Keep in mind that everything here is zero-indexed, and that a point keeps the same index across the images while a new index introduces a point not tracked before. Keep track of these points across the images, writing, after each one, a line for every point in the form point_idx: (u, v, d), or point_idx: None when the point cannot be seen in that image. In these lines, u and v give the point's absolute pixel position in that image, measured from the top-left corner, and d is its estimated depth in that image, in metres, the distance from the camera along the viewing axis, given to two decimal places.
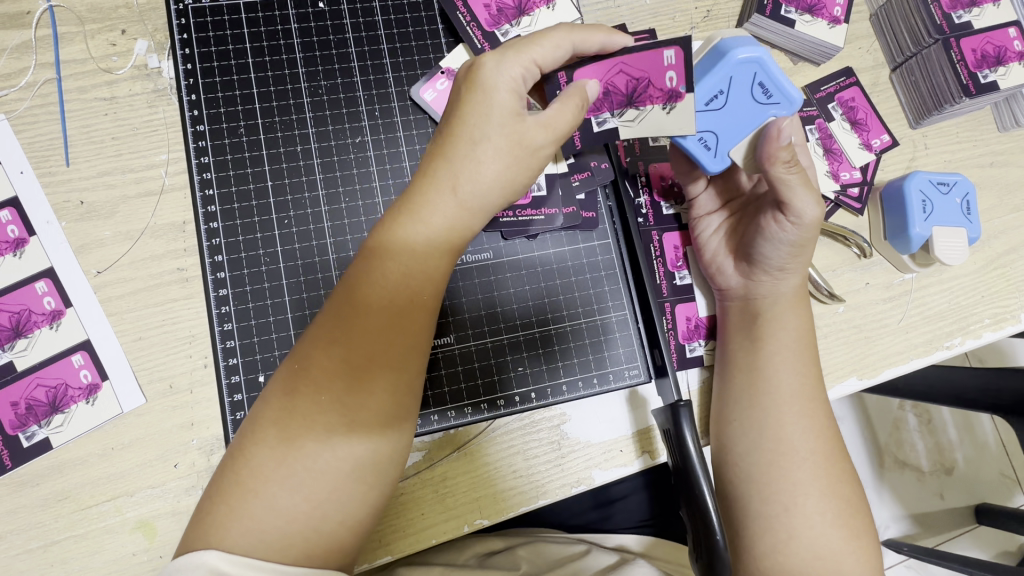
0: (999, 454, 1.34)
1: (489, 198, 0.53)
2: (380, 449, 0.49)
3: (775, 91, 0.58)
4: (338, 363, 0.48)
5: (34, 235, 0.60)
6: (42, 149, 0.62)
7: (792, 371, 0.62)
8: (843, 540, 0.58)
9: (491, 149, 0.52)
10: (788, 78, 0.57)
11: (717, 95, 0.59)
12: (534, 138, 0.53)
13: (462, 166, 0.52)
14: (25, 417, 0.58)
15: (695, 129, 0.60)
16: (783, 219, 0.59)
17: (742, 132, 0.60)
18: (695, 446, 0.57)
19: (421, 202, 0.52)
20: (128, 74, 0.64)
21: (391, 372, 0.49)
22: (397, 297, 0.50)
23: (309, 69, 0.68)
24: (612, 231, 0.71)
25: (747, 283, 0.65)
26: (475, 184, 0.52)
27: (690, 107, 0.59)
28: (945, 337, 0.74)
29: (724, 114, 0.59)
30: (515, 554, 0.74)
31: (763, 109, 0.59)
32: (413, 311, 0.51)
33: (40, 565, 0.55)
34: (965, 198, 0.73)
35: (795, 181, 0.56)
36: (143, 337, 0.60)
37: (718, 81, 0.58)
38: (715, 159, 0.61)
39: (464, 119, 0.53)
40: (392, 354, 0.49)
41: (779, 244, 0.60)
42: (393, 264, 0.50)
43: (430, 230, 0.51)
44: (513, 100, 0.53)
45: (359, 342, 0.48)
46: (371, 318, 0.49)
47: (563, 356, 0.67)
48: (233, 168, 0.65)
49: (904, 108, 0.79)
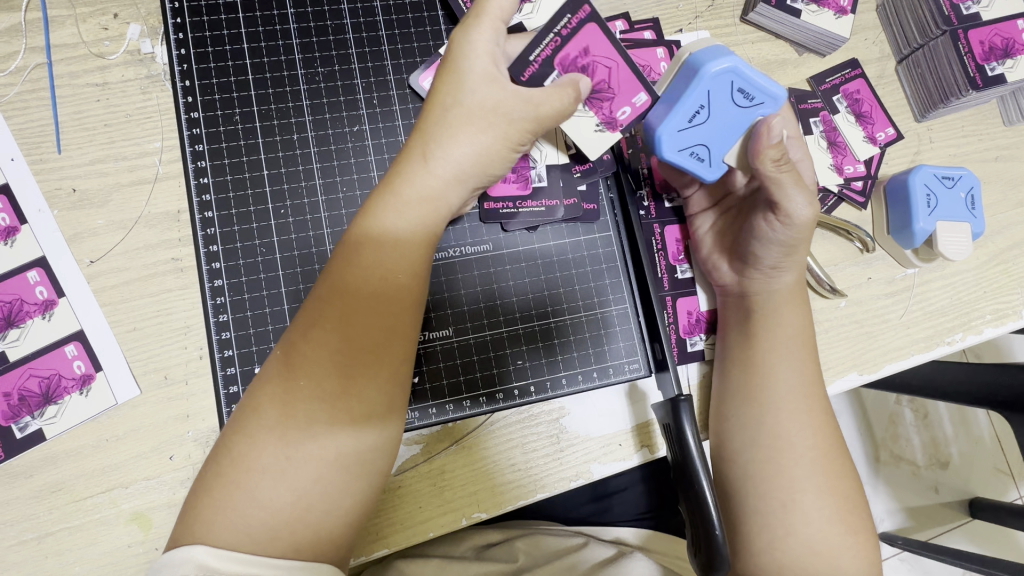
0: (993, 449, 1.35)
1: (463, 165, 0.52)
2: (359, 432, 0.48)
3: (756, 92, 0.57)
4: (316, 348, 0.48)
5: (26, 223, 0.59)
6: (33, 135, 0.60)
7: (793, 367, 0.62)
8: (840, 536, 0.57)
9: (462, 116, 0.52)
10: (765, 76, 0.56)
11: (700, 110, 0.58)
12: (509, 108, 0.53)
13: (437, 136, 0.52)
14: (18, 408, 0.57)
15: (684, 147, 0.60)
16: (773, 219, 0.58)
17: (733, 135, 0.59)
18: (695, 439, 0.57)
19: (394, 180, 0.52)
20: (121, 59, 0.63)
21: (370, 353, 0.48)
22: (372, 275, 0.49)
23: (306, 56, 0.67)
24: (613, 223, 0.70)
25: (740, 279, 0.64)
26: (447, 155, 0.52)
27: (673, 128, 0.59)
28: (947, 332, 0.73)
29: (710, 126, 0.59)
30: (513, 547, 0.74)
31: (747, 112, 0.58)
32: (392, 290, 0.50)
33: (36, 557, 0.54)
34: (969, 193, 0.72)
35: (786, 179, 0.55)
36: (137, 328, 0.59)
37: (697, 96, 0.57)
38: (712, 169, 0.61)
39: (437, 93, 0.54)
40: (370, 334, 0.48)
41: (771, 244, 0.59)
42: (371, 244, 0.50)
43: (405, 208, 0.51)
44: (489, 65, 0.53)
45: (335, 322, 0.48)
46: (349, 303, 0.49)
47: (563, 350, 0.67)
48: (228, 156, 0.64)
49: (909, 100, 0.78)
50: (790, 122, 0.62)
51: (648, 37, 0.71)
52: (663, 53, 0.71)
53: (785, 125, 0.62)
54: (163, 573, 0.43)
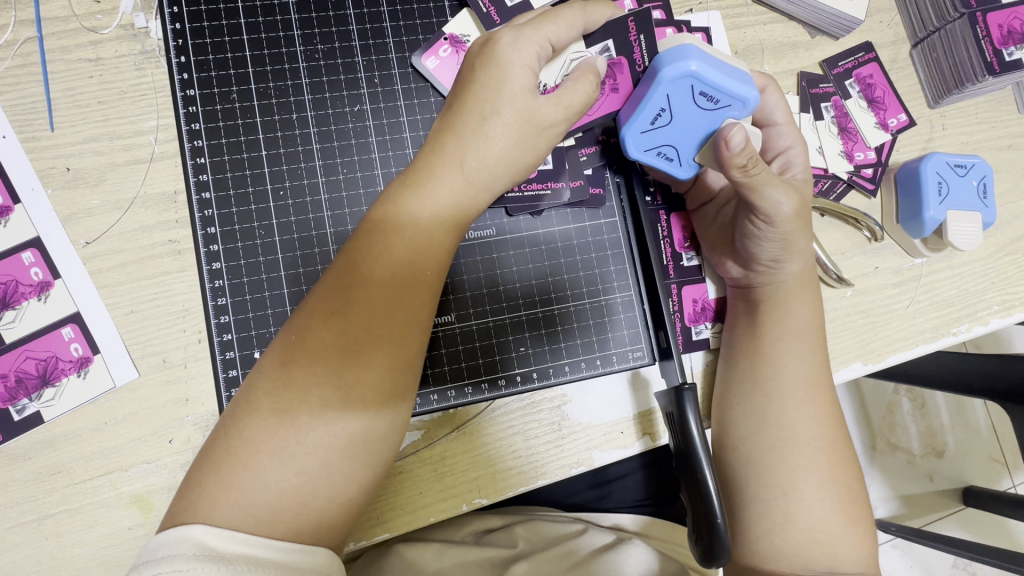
0: (989, 439, 1.35)
1: (495, 175, 0.52)
2: (373, 427, 0.47)
3: (720, 95, 0.56)
4: (335, 336, 0.47)
5: (19, 203, 0.58)
6: (24, 112, 0.59)
7: (798, 359, 0.61)
8: (840, 525, 0.58)
9: (500, 125, 0.51)
10: (728, 79, 0.55)
11: (661, 113, 0.58)
12: (545, 116, 0.52)
13: (473, 141, 0.51)
14: (15, 390, 0.56)
15: (650, 147, 0.60)
16: (758, 219, 0.58)
17: (697, 136, 0.59)
18: (697, 427, 0.57)
19: (426, 176, 0.50)
20: (114, 34, 0.61)
21: (391, 349, 0.48)
22: (397, 271, 0.49)
23: (305, 32, 0.65)
24: (619, 208, 0.69)
25: (740, 273, 0.64)
26: (483, 161, 0.51)
27: (636, 130, 0.59)
28: (953, 323, 0.73)
29: (673, 128, 0.59)
30: (512, 532, 0.75)
31: (713, 115, 0.57)
32: (417, 287, 0.49)
33: (35, 539, 0.54)
34: (982, 181, 0.71)
35: (761, 181, 0.54)
36: (135, 310, 0.59)
37: (657, 101, 0.58)
38: (683, 168, 0.61)
39: (477, 92, 0.52)
40: (392, 330, 0.48)
41: (762, 242, 0.59)
42: (398, 239, 0.49)
43: (437, 206, 0.50)
44: (528, 78, 0.52)
45: (358, 316, 0.47)
46: (373, 295, 0.48)
47: (567, 337, 0.66)
48: (225, 135, 0.62)
49: (924, 86, 0.76)
50: (778, 106, 0.62)
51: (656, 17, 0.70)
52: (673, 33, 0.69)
53: (774, 109, 0.62)
54: (159, 553, 0.41)
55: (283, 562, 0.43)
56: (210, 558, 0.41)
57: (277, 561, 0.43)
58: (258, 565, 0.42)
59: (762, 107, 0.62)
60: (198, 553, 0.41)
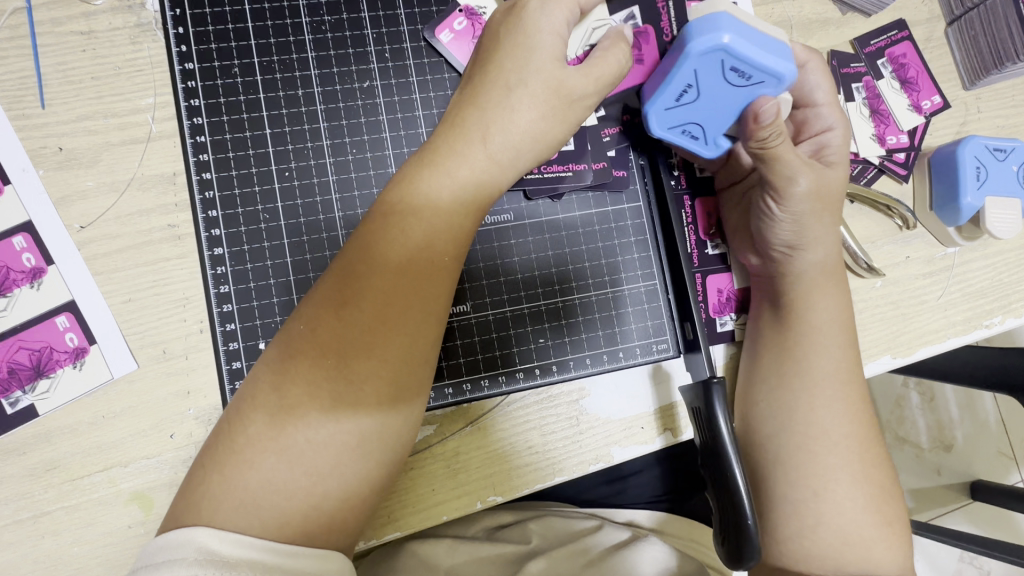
0: (997, 433, 1.33)
1: (518, 153, 0.49)
2: (386, 423, 0.45)
3: (752, 72, 0.52)
4: (348, 326, 0.44)
5: (9, 184, 0.55)
6: (13, 88, 0.55)
7: (831, 352, 0.58)
8: (874, 526, 0.55)
9: (526, 96, 0.48)
10: (762, 53, 0.51)
11: (687, 90, 0.56)
12: (574, 86, 0.49)
13: (497, 115, 0.48)
14: (8, 382, 0.54)
15: (673, 125, 0.58)
16: (775, 196, 0.56)
17: (726, 113, 0.56)
18: (727, 422, 0.54)
19: (447, 152, 0.48)
20: (107, 5, 0.57)
21: (407, 339, 0.45)
22: (414, 256, 0.46)
23: (310, 3, 0.61)
24: (642, 193, 0.66)
25: (760, 260, 0.61)
26: (507, 136, 0.48)
27: (660, 108, 0.57)
28: (985, 315, 0.70)
29: (699, 105, 0.56)
30: (526, 529, 0.72)
31: (743, 91, 0.54)
32: (435, 273, 0.46)
33: (31, 537, 0.52)
34: (1022, 166, 0.67)
35: (781, 153, 0.53)
36: (133, 299, 0.56)
37: (683, 77, 0.55)
38: (708, 146, 0.59)
39: (503, 63, 0.49)
40: (408, 318, 0.45)
41: (779, 224, 0.57)
42: (415, 220, 0.46)
43: (456, 185, 0.47)
44: (557, 47, 0.50)
45: (373, 303, 0.44)
46: (389, 281, 0.45)
47: (587, 328, 0.63)
48: (227, 112, 0.59)
49: (959, 67, 0.72)
50: (819, 85, 0.59)
51: None
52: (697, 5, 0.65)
53: (815, 88, 0.59)
54: (159, 557, 0.39)
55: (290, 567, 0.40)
56: (212, 563, 0.38)
57: (285, 567, 0.40)
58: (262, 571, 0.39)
59: (803, 84, 0.59)
60: (200, 558, 0.38)
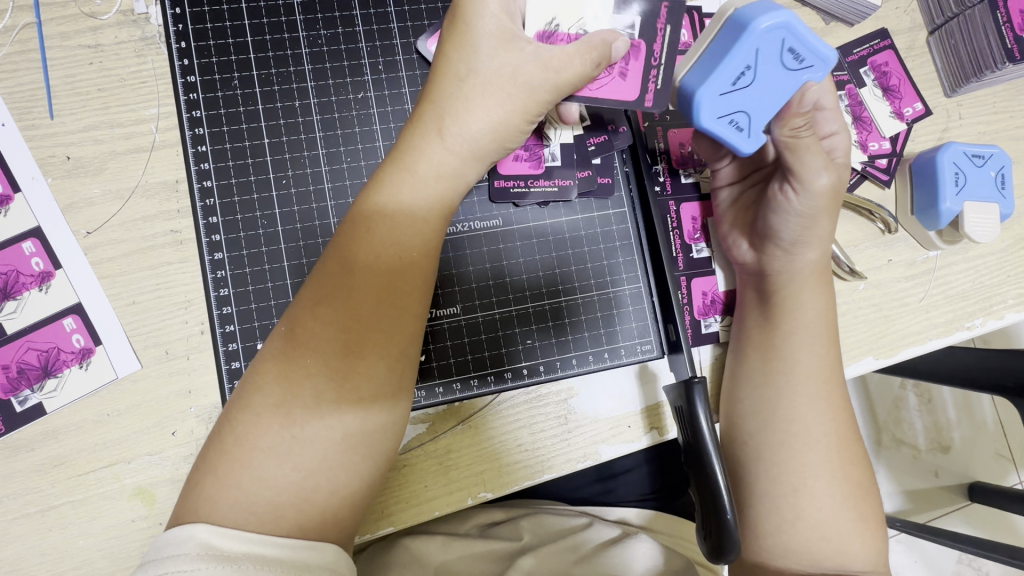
0: (996, 434, 1.34)
1: (480, 142, 0.51)
2: (370, 418, 0.47)
3: (807, 54, 0.53)
4: (325, 326, 0.46)
5: (19, 191, 0.57)
6: (24, 99, 0.58)
7: (809, 353, 0.60)
8: (851, 522, 0.57)
9: (479, 84, 0.50)
10: (818, 36, 0.52)
11: (745, 71, 0.54)
12: (527, 76, 0.51)
13: (453, 109, 0.50)
14: (17, 381, 0.56)
15: (724, 113, 0.56)
16: (789, 187, 0.58)
17: (778, 100, 0.55)
18: (707, 421, 0.55)
19: (408, 151, 0.50)
20: (113, 20, 0.60)
21: (383, 334, 0.47)
22: (383, 253, 0.47)
23: (307, 17, 0.63)
24: (628, 199, 0.68)
25: (761, 258, 0.62)
26: (464, 127, 0.50)
27: (714, 92, 0.55)
28: (967, 317, 0.71)
29: (754, 91, 0.54)
30: (518, 526, 0.74)
31: (795, 76, 0.54)
32: (407, 268, 0.48)
33: (38, 530, 0.54)
34: (1000, 172, 0.69)
35: (807, 143, 0.55)
36: (136, 301, 0.58)
37: (742, 57, 0.53)
38: (750, 140, 0.56)
39: (450, 60, 0.51)
40: (382, 312, 0.47)
41: (790, 215, 0.58)
42: (382, 220, 0.48)
43: (418, 180, 0.49)
44: (498, 35, 0.51)
45: (344, 302, 0.46)
46: (360, 279, 0.47)
47: (574, 330, 0.65)
48: (226, 123, 0.61)
49: (940, 74, 0.74)
50: (826, 92, 0.58)
51: None
52: (683, 20, 0.69)
53: (824, 95, 0.58)
54: (163, 554, 0.41)
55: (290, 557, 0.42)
56: (216, 559, 0.40)
57: (287, 560, 0.42)
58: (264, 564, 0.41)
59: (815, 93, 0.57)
60: (203, 554, 0.40)
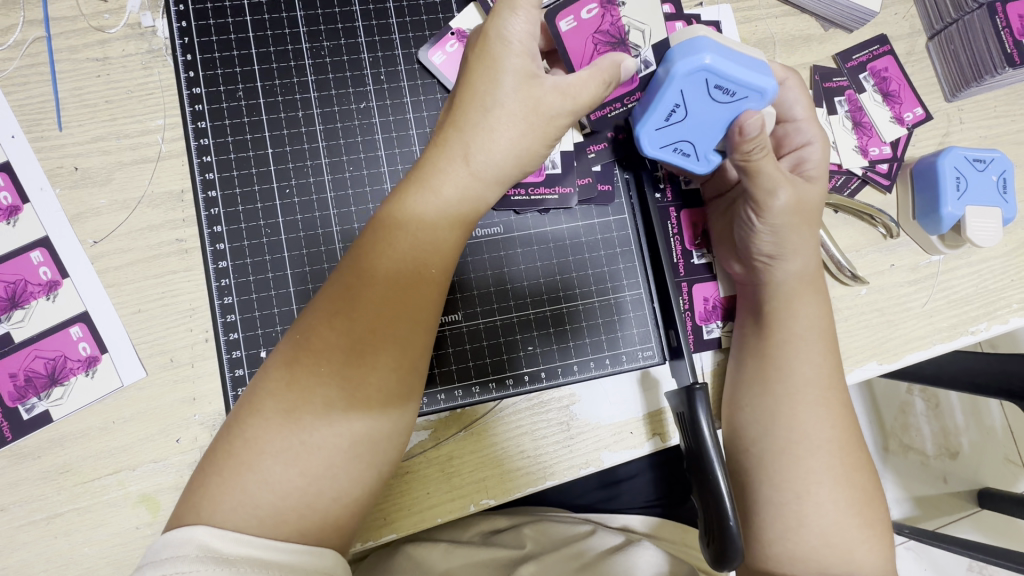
0: (1005, 439, 1.32)
1: (503, 168, 0.51)
2: (377, 423, 0.47)
3: (736, 87, 0.54)
4: (339, 335, 0.46)
5: (28, 202, 0.58)
6: (33, 112, 0.59)
7: (812, 359, 0.60)
8: (855, 529, 0.56)
9: (505, 112, 0.50)
10: (745, 70, 0.53)
11: (675, 109, 0.57)
12: (550, 105, 0.51)
13: (478, 132, 0.50)
14: (24, 389, 0.57)
15: (665, 144, 0.59)
16: (752, 212, 0.58)
17: (717, 128, 0.57)
18: (709, 427, 0.55)
19: (432, 172, 0.50)
20: (121, 33, 0.61)
21: (396, 349, 0.47)
22: (401, 268, 0.48)
23: (310, 29, 0.64)
24: (628, 205, 0.68)
25: (747, 272, 0.63)
26: (488, 154, 0.50)
27: (650, 129, 0.58)
28: (970, 322, 0.71)
29: (689, 123, 0.57)
30: (521, 533, 0.74)
31: (730, 107, 0.55)
32: (423, 285, 0.49)
33: (44, 537, 0.54)
34: (1002, 176, 0.69)
35: (764, 166, 0.55)
36: (142, 310, 0.58)
37: (671, 97, 0.56)
38: (700, 163, 0.60)
39: (476, 84, 0.51)
40: (397, 328, 0.47)
41: (758, 235, 0.59)
42: (402, 237, 0.49)
43: (440, 201, 0.50)
44: (525, 63, 0.51)
45: (360, 314, 0.47)
46: (378, 295, 0.47)
47: (576, 336, 0.65)
48: (231, 133, 0.62)
49: (940, 79, 0.74)
50: (797, 101, 0.61)
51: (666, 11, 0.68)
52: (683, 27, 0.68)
53: (793, 104, 0.61)
54: (162, 555, 0.41)
55: (287, 563, 0.42)
56: (214, 560, 0.41)
57: (286, 564, 0.42)
58: (261, 567, 0.41)
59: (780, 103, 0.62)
60: (203, 556, 0.41)
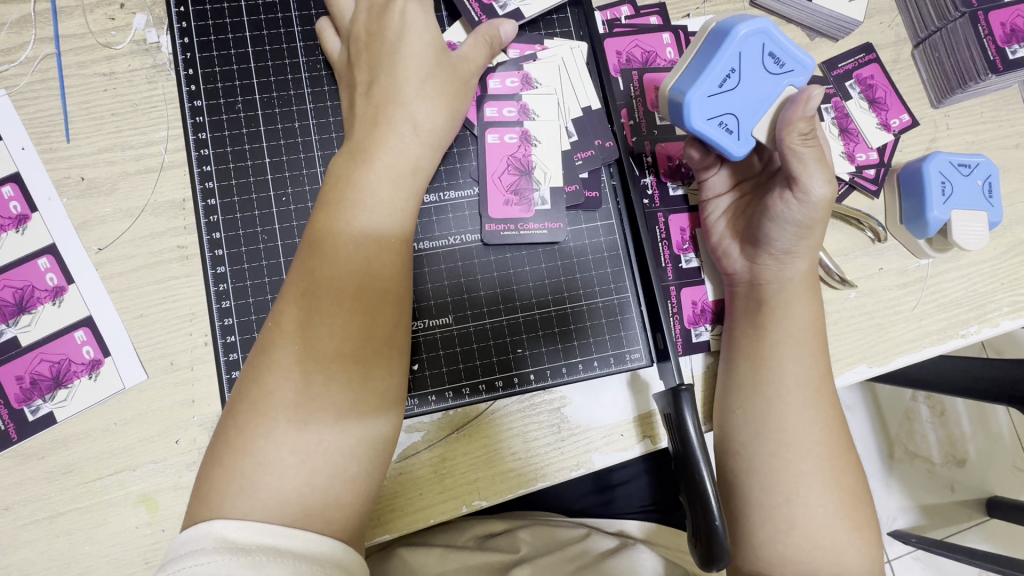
0: (1013, 447, 1.31)
1: (436, 127, 0.60)
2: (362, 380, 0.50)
3: (786, 59, 0.57)
4: (310, 304, 0.50)
5: (36, 211, 0.61)
6: (43, 125, 0.61)
7: (796, 361, 0.60)
8: (845, 531, 0.57)
9: (430, 85, 0.60)
10: (793, 45, 0.57)
11: (729, 75, 0.57)
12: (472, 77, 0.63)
13: (411, 99, 0.58)
14: (30, 392, 0.58)
15: (712, 116, 0.58)
16: (789, 195, 0.58)
17: (762, 106, 0.58)
18: (696, 430, 0.56)
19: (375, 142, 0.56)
20: (127, 49, 0.64)
21: (364, 303, 0.51)
22: (362, 231, 0.53)
23: (307, 43, 0.66)
24: (615, 211, 0.69)
25: (753, 265, 0.63)
26: (424, 117, 0.59)
27: (702, 95, 0.57)
28: (961, 325, 0.71)
29: (738, 94, 0.57)
30: (516, 536, 0.75)
31: (776, 80, 0.58)
32: (385, 244, 0.54)
33: (47, 536, 0.56)
34: (987, 180, 0.70)
35: (809, 153, 0.55)
36: (144, 314, 0.60)
37: (727, 61, 0.56)
38: (740, 143, 0.59)
39: (406, 60, 0.59)
40: (366, 285, 0.52)
41: (786, 222, 0.59)
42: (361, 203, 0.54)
43: (389, 163, 0.56)
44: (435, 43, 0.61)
45: (329, 280, 0.51)
46: (342, 259, 0.52)
47: (565, 338, 0.66)
48: (230, 144, 0.64)
49: (926, 86, 0.75)
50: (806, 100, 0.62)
51: (654, 23, 0.72)
52: (669, 39, 0.72)
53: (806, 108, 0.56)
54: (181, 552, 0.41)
55: (300, 551, 0.43)
56: (229, 550, 0.41)
57: (299, 552, 0.43)
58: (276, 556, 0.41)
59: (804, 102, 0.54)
60: (219, 547, 0.41)
